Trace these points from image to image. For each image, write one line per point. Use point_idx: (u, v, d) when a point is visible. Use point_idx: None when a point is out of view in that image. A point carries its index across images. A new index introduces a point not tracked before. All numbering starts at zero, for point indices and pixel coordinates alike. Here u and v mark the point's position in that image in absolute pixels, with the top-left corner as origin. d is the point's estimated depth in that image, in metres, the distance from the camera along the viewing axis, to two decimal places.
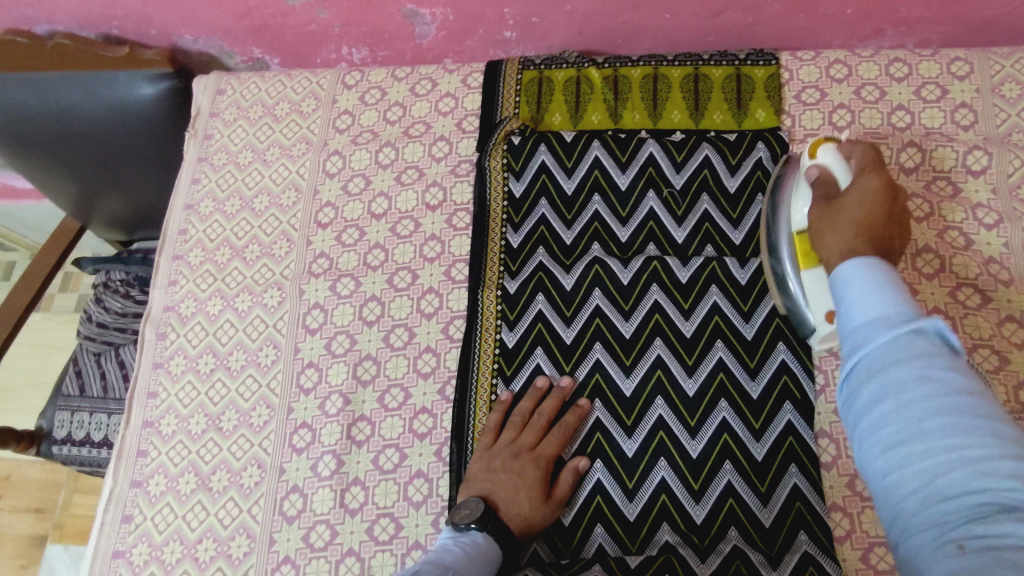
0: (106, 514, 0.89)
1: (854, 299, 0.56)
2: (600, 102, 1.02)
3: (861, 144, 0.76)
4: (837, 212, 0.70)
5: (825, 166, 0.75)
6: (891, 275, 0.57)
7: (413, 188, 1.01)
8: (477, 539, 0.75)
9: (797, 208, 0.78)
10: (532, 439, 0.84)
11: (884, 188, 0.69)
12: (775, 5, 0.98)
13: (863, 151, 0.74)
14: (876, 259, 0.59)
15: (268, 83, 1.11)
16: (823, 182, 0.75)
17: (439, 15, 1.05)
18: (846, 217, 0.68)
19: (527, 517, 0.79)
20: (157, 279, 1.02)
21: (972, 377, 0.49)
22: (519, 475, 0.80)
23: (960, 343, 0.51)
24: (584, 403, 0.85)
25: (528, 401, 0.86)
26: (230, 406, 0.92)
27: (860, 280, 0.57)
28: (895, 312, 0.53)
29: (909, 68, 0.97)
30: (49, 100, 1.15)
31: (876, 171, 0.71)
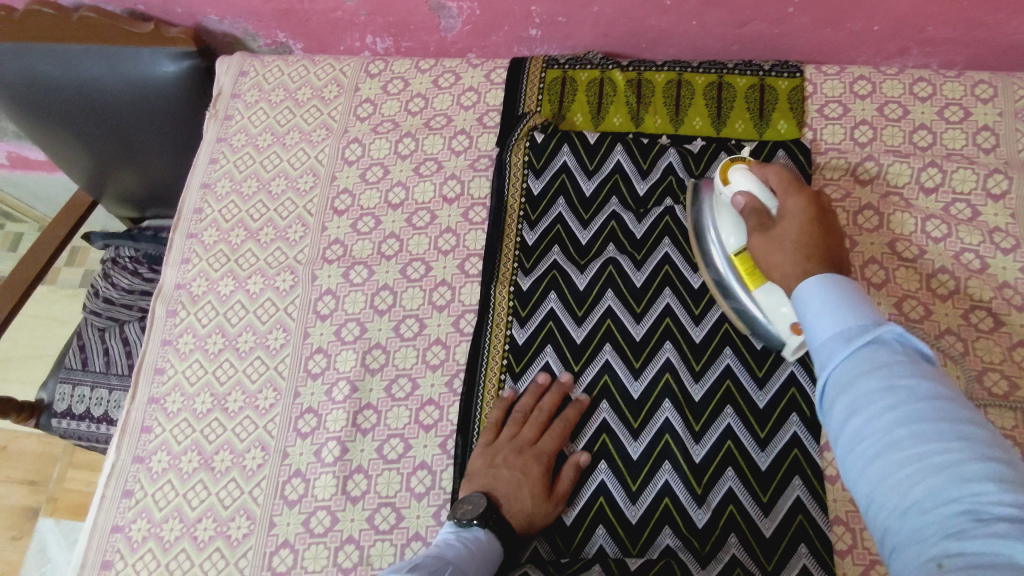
0: (106, 487, 0.89)
1: (817, 317, 0.56)
2: (622, 104, 1.02)
3: (772, 166, 0.76)
4: (775, 238, 0.69)
5: (747, 192, 0.75)
6: (853, 288, 0.57)
7: (431, 179, 1.00)
8: (478, 535, 0.75)
9: (726, 234, 0.80)
10: (534, 434, 0.83)
11: (811, 209, 0.69)
12: (802, 17, 0.98)
13: (775, 171, 0.74)
14: (840, 276, 0.59)
15: (291, 67, 1.11)
16: (750, 211, 0.74)
17: (466, 9, 1.05)
18: (782, 235, 0.68)
19: (529, 514, 0.78)
20: (171, 256, 1.02)
21: (940, 382, 0.49)
22: (521, 471, 0.81)
23: (918, 347, 0.51)
24: (586, 398, 0.85)
25: (530, 396, 0.86)
26: (236, 387, 0.92)
27: (827, 289, 0.57)
28: (856, 326, 0.53)
29: (933, 88, 0.97)
30: (72, 73, 1.16)
31: (796, 190, 0.71)
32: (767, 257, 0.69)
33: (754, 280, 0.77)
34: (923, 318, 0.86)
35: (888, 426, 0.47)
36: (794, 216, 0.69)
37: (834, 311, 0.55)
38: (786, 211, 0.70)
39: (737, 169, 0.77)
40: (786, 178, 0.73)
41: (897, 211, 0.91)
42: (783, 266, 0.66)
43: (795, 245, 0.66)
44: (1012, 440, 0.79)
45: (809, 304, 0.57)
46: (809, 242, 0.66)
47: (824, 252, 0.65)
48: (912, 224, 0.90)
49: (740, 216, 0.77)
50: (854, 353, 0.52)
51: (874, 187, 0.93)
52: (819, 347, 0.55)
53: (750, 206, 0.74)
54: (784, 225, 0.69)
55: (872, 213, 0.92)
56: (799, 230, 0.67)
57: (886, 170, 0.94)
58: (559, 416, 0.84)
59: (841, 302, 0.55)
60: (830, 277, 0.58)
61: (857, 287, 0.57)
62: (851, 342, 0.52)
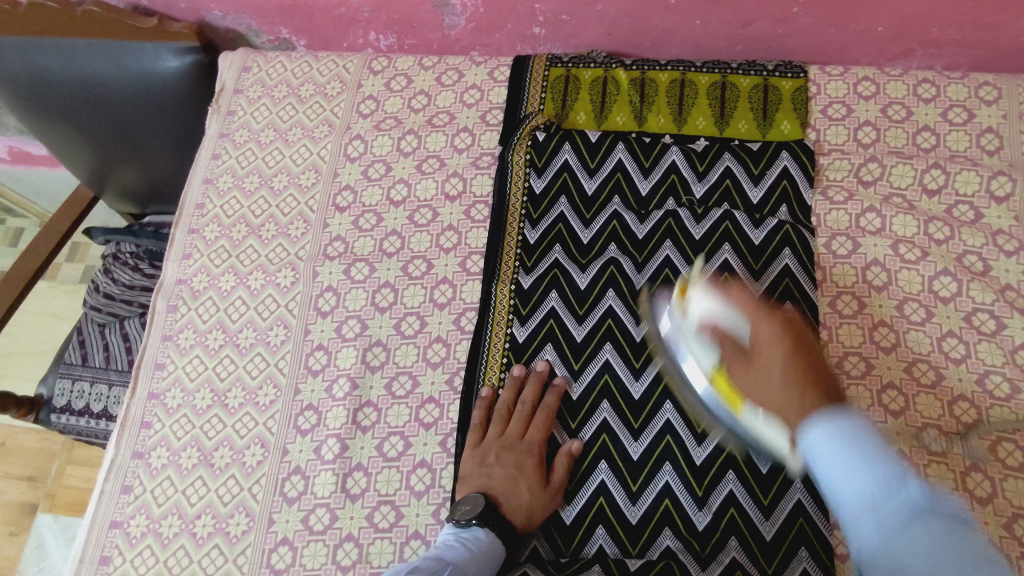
0: (106, 482, 0.89)
1: (832, 472, 0.59)
2: (625, 103, 1.01)
3: (730, 287, 0.79)
4: (758, 371, 0.72)
5: (711, 317, 0.77)
6: (865, 429, 0.60)
7: (433, 177, 1.00)
8: (478, 536, 0.75)
9: (696, 360, 0.77)
10: (519, 429, 0.84)
11: (785, 334, 0.74)
12: (806, 17, 0.98)
13: (736, 292, 0.77)
14: (846, 413, 0.62)
15: (294, 63, 1.11)
16: (721, 339, 0.75)
17: (470, 7, 1.05)
18: (767, 370, 0.71)
19: (529, 507, 0.79)
20: (172, 251, 1.02)
21: (964, 541, 0.53)
22: (515, 466, 0.81)
23: (937, 505, 0.55)
24: (561, 381, 0.86)
25: (510, 391, 0.86)
26: (236, 384, 0.91)
27: (833, 435, 0.60)
28: (878, 487, 0.56)
29: (937, 90, 0.96)
30: (75, 68, 1.15)
31: (763, 312, 0.76)
32: (754, 391, 0.71)
33: (737, 404, 0.73)
34: (925, 320, 0.85)
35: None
36: (771, 340, 0.74)
37: (858, 467, 0.57)
38: (761, 337, 0.74)
39: (695, 291, 0.80)
40: (748, 298, 0.77)
41: (901, 212, 0.91)
42: (778, 403, 0.69)
43: (784, 378, 0.70)
44: (1014, 443, 0.79)
45: (825, 454, 0.60)
46: (797, 373, 0.70)
47: (814, 380, 0.69)
48: (915, 226, 0.90)
49: (705, 341, 0.76)
50: (886, 511, 0.55)
51: (877, 188, 0.93)
52: (843, 505, 0.58)
53: (719, 333, 0.75)
54: (764, 353, 0.73)
55: (874, 216, 0.91)
56: (781, 360, 0.71)
57: (889, 172, 0.94)
58: (540, 406, 0.85)
59: (862, 452, 0.58)
60: (845, 418, 0.62)
61: (873, 428, 0.61)
62: (879, 500, 0.56)
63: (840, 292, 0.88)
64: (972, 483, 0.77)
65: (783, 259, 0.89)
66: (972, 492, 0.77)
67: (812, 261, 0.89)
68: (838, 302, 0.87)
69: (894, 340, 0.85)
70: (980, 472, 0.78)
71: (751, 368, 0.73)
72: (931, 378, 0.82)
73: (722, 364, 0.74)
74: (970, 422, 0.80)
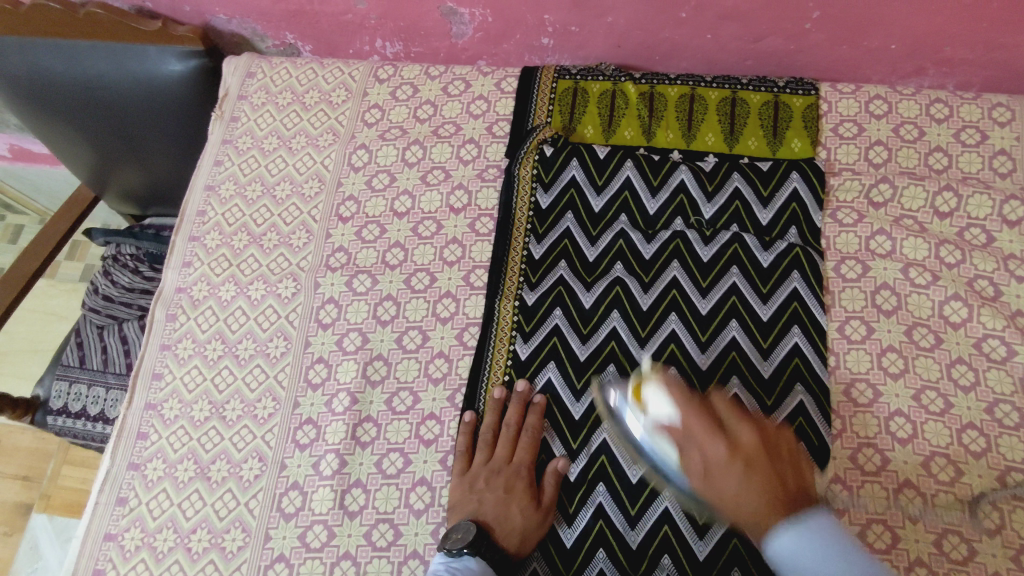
0: (100, 494, 0.88)
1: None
2: (634, 117, 1.00)
3: (679, 388, 0.69)
4: (716, 486, 0.64)
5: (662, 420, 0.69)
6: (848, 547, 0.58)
7: (438, 189, 0.99)
8: (469, 565, 0.73)
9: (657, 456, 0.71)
10: (506, 452, 0.84)
11: (739, 449, 0.65)
12: (818, 34, 0.97)
13: (685, 404, 0.68)
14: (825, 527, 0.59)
15: (299, 70, 1.10)
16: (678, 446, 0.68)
17: (478, 16, 1.04)
18: (723, 490, 0.64)
19: (523, 530, 0.78)
20: (172, 259, 1.00)
21: None
22: (504, 489, 0.81)
23: None
24: (541, 399, 0.85)
25: (493, 415, 0.85)
26: (235, 396, 0.90)
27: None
28: None
29: (949, 110, 0.95)
30: (78, 69, 1.14)
31: (709, 426, 0.66)
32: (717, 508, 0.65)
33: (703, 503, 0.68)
34: (935, 346, 0.84)
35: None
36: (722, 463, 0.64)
37: (835, 563, 0.57)
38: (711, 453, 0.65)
39: (651, 394, 0.71)
40: (701, 406, 0.68)
41: (911, 236, 0.90)
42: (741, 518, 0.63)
43: (748, 495, 0.62)
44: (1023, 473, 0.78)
45: (799, 552, 0.58)
46: (766, 493, 0.62)
47: (782, 498, 0.62)
48: (926, 250, 0.89)
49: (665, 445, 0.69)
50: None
51: (888, 210, 0.92)
52: None
53: (676, 438, 0.68)
54: (720, 473, 0.64)
55: (884, 239, 0.90)
56: (740, 485, 0.63)
57: (901, 193, 0.92)
58: (524, 427, 0.84)
59: (836, 550, 0.57)
60: (812, 521, 0.60)
61: (837, 524, 0.60)
62: None
63: (848, 317, 0.87)
64: (980, 515, 0.76)
65: (791, 282, 0.88)
66: (980, 523, 0.76)
67: (821, 284, 0.88)
68: (846, 326, 0.86)
69: (902, 366, 0.83)
70: (987, 502, 0.77)
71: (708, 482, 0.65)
72: (940, 406, 0.81)
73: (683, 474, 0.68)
74: (978, 451, 0.79)
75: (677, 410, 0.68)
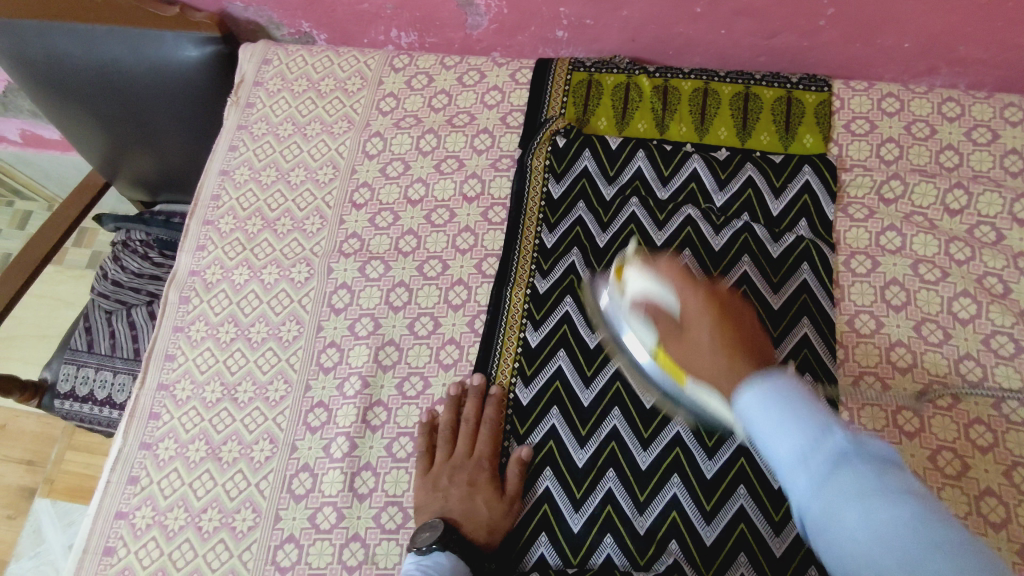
0: (112, 473, 0.88)
1: (774, 444, 0.54)
2: (647, 110, 1.01)
3: (665, 257, 0.74)
4: (690, 342, 0.67)
5: (644, 292, 0.73)
6: (806, 399, 0.56)
7: (452, 177, 1.00)
8: (440, 561, 0.74)
9: (639, 341, 0.74)
10: (467, 446, 0.84)
11: (712, 304, 0.68)
12: (832, 31, 0.98)
13: (665, 267, 0.72)
14: (784, 383, 0.57)
15: (315, 57, 1.11)
16: (656, 315, 0.71)
17: (493, 7, 1.05)
18: (697, 341, 0.67)
19: (490, 521, 0.79)
20: (186, 242, 1.01)
21: (910, 492, 0.48)
22: (468, 484, 0.81)
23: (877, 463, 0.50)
24: (497, 389, 0.85)
25: (450, 412, 0.85)
26: (247, 378, 0.91)
27: (781, 440, 0.54)
28: (842, 490, 0.49)
29: (961, 109, 0.96)
30: (94, 53, 1.15)
31: (688, 281, 0.70)
32: (687, 365, 0.67)
33: (684, 385, 0.70)
34: (943, 342, 0.85)
35: (871, 548, 0.46)
36: (698, 315, 0.68)
37: (791, 423, 0.54)
38: (689, 310, 0.69)
39: (632, 268, 0.75)
40: (678, 264, 0.72)
41: (921, 232, 0.90)
42: (710, 372, 0.65)
43: (716, 347, 0.65)
44: None
45: (757, 414, 0.56)
46: (729, 347, 0.65)
47: (745, 351, 0.65)
48: (936, 246, 0.89)
49: (642, 317, 0.73)
50: (818, 474, 0.51)
51: (899, 206, 0.93)
52: (786, 468, 0.54)
53: (654, 306, 0.71)
54: (693, 326, 0.68)
55: (894, 235, 0.91)
56: (711, 334, 0.66)
57: (912, 190, 0.93)
58: (483, 420, 0.84)
59: (794, 410, 0.54)
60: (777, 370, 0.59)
61: (800, 385, 0.57)
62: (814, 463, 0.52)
63: (857, 311, 0.87)
64: (986, 509, 0.77)
65: (801, 274, 0.88)
66: (986, 516, 0.76)
67: (831, 277, 0.88)
68: (856, 320, 0.87)
69: (910, 361, 0.84)
70: (993, 496, 0.77)
71: (683, 343, 0.68)
72: (947, 401, 0.82)
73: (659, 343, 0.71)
74: (985, 446, 0.80)
75: (656, 275, 0.72)
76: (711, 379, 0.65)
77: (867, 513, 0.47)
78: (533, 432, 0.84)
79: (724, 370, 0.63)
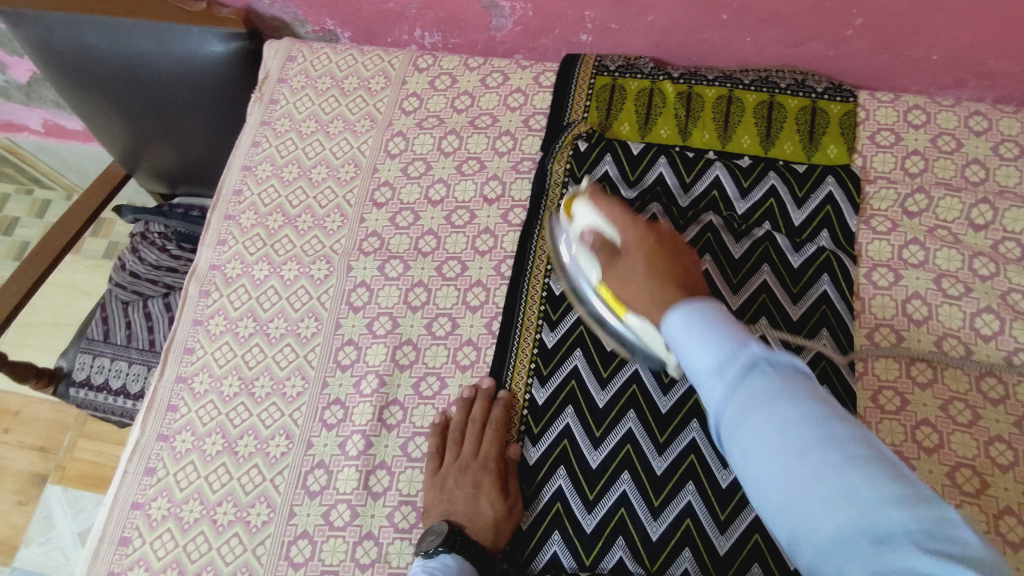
0: (130, 464, 0.89)
1: (690, 353, 0.55)
2: (670, 116, 1.00)
3: (613, 199, 0.77)
4: (626, 273, 0.72)
5: (590, 227, 0.77)
6: (719, 314, 0.57)
7: (473, 179, 1.00)
8: (446, 563, 0.73)
9: (590, 269, 0.79)
10: (473, 447, 0.82)
11: (653, 240, 0.72)
12: (860, 41, 0.97)
13: (612, 205, 0.76)
14: (702, 301, 0.58)
15: (340, 55, 1.11)
16: (598, 246, 0.75)
17: (519, 10, 1.05)
18: (630, 271, 0.71)
19: (495, 522, 0.78)
20: (207, 236, 1.02)
21: (821, 402, 0.50)
22: (472, 485, 0.80)
23: (783, 366, 0.52)
24: (505, 394, 0.85)
25: (460, 412, 0.85)
26: (264, 372, 0.91)
27: (694, 352, 0.55)
28: (753, 388, 0.51)
29: (988, 123, 0.95)
30: (120, 47, 1.16)
31: (632, 223, 0.74)
32: (625, 288, 0.72)
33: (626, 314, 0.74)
34: (965, 358, 0.84)
35: (789, 454, 0.47)
36: (638, 248, 0.72)
37: (710, 332, 0.54)
38: (634, 248, 0.72)
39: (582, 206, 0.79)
40: (625, 209, 0.76)
41: (945, 246, 0.89)
42: (644, 300, 0.69)
43: (648, 276, 0.69)
44: None
45: (678, 332, 0.57)
46: (665, 273, 0.69)
47: (678, 277, 0.68)
48: (959, 261, 0.89)
49: (590, 250, 0.77)
50: (731, 380, 0.52)
51: (923, 220, 0.92)
52: (701, 378, 0.54)
53: (599, 241, 0.75)
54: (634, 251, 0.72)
55: (917, 248, 0.90)
56: (644, 263, 0.70)
57: (937, 204, 0.92)
58: (490, 422, 0.84)
59: (711, 325, 0.55)
60: (698, 304, 0.58)
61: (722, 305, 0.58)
62: (722, 372, 0.52)
63: (878, 324, 0.87)
64: (1005, 528, 0.76)
65: (821, 285, 0.88)
66: (1004, 534, 0.76)
67: (852, 289, 0.88)
68: (875, 334, 0.86)
69: (931, 376, 0.83)
70: (1013, 516, 0.76)
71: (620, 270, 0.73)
72: (968, 417, 0.81)
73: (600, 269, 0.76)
74: (1006, 463, 0.79)
75: (604, 214, 0.76)
76: (642, 304, 0.69)
77: (784, 419, 0.48)
78: (547, 432, 0.83)
79: (655, 292, 0.67)
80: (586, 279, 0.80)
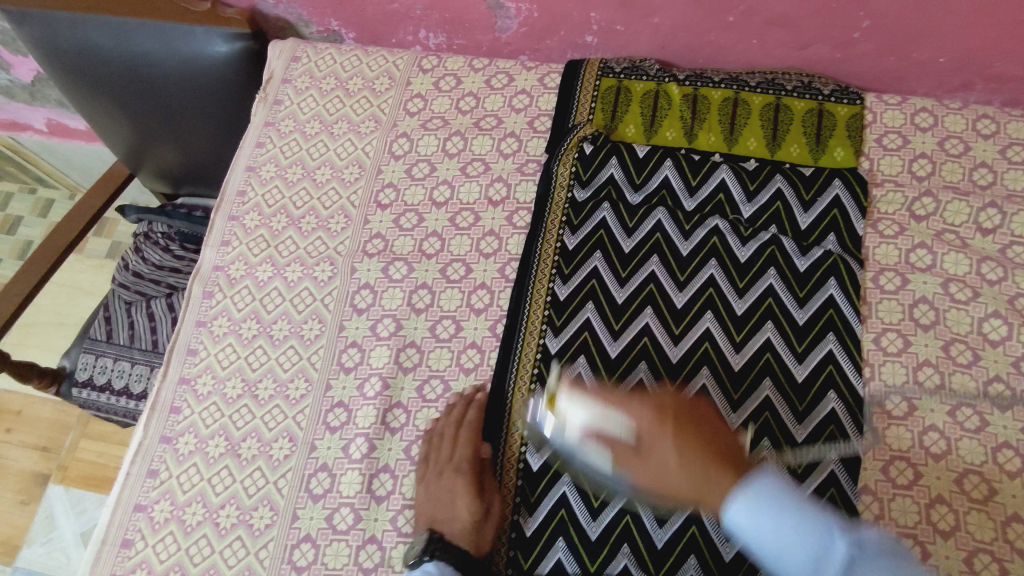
0: (132, 465, 0.89)
1: (776, 548, 0.63)
2: (676, 119, 1.00)
3: (601, 392, 0.76)
4: (656, 467, 0.70)
5: (592, 428, 0.74)
6: (787, 492, 0.64)
7: (477, 180, 0.99)
8: (429, 571, 0.75)
9: (596, 452, 0.75)
10: (448, 451, 0.82)
11: (672, 434, 0.71)
12: (867, 44, 0.96)
13: (608, 398, 0.75)
14: (762, 476, 0.66)
15: (344, 56, 1.11)
16: (611, 445, 0.73)
17: (524, 11, 1.04)
18: (661, 461, 0.70)
19: (474, 525, 0.79)
20: (211, 237, 1.02)
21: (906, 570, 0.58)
22: (449, 490, 0.80)
23: (861, 546, 0.61)
24: (479, 396, 0.85)
25: (441, 418, 0.85)
26: (267, 375, 0.91)
27: (779, 548, 0.63)
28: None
29: (996, 126, 0.95)
30: (125, 46, 1.15)
31: (640, 413, 0.73)
32: (660, 479, 0.70)
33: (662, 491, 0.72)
34: (972, 363, 0.83)
35: None
36: (660, 453, 0.70)
37: (790, 531, 0.62)
38: (657, 448, 0.71)
39: (569, 399, 0.76)
40: (623, 398, 0.74)
41: (952, 250, 0.89)
42: (691, 491, 0.69)
43: (689, 469, 0.69)
44: None
45: (751, 522, 0.64)
46: (702, 461, 0.69)
47: (714, 452, 0.70)
48: (967, 265, 0.88)
49: (596, 449, 0.74)
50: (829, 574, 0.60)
51: (930, 224, 0.91)
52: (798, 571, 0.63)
53: (610, 439, 0.73)
54: (654, 448, 0.71)
55: (924, 252, 0.89)
56: (679, 461, 0.69)
57: (944, 208, 0.91)
58: (464, 424, 0.83)
59: (787, 514, 0.63)
60: (759, 481, 0.65)
61: (782, 479, 0.66)
62: (817, 563, 0.61)
63: (885, 328, 0.86)
64: (1012, 535, 0.75)
65: (828, 289, 0.87)
66: (1012, 542, 0.75)
67: (859, 293, 0.87)
68: (882, 338, 0.85)
69: (938, 381, 0.83)
70: (1021, 523, 0.76)
71: (648, 462, 0.71)
72: (976, 423, 0.81)
73: (620, 467, 0.73)
74: (1014, 470, 0.78)
75: (602, 411, 0.74)
76: (690, 493, 0.69)
77: None
78: None
79: (704, 483, 0.68)
80: (595, 466, 0.76)
